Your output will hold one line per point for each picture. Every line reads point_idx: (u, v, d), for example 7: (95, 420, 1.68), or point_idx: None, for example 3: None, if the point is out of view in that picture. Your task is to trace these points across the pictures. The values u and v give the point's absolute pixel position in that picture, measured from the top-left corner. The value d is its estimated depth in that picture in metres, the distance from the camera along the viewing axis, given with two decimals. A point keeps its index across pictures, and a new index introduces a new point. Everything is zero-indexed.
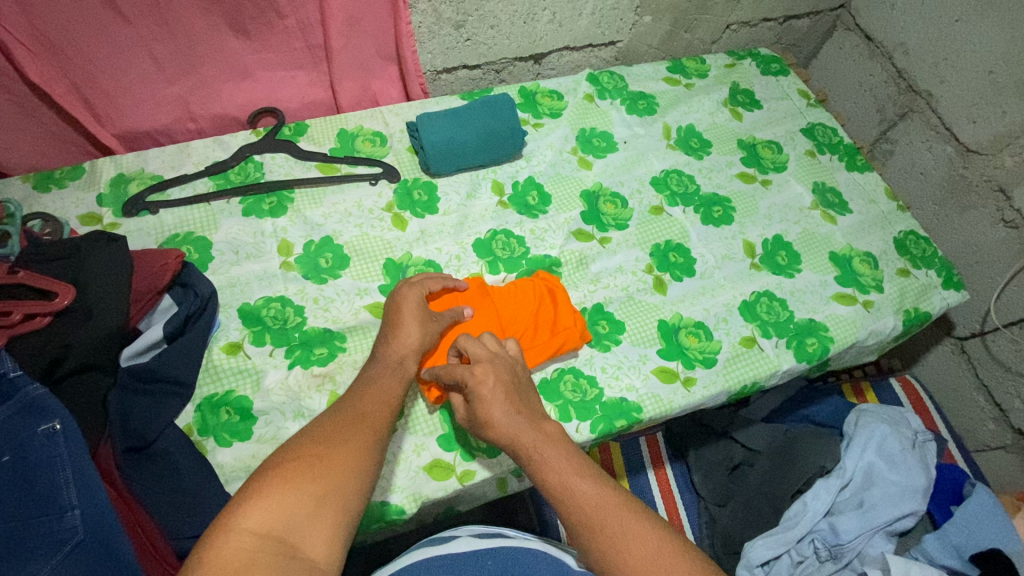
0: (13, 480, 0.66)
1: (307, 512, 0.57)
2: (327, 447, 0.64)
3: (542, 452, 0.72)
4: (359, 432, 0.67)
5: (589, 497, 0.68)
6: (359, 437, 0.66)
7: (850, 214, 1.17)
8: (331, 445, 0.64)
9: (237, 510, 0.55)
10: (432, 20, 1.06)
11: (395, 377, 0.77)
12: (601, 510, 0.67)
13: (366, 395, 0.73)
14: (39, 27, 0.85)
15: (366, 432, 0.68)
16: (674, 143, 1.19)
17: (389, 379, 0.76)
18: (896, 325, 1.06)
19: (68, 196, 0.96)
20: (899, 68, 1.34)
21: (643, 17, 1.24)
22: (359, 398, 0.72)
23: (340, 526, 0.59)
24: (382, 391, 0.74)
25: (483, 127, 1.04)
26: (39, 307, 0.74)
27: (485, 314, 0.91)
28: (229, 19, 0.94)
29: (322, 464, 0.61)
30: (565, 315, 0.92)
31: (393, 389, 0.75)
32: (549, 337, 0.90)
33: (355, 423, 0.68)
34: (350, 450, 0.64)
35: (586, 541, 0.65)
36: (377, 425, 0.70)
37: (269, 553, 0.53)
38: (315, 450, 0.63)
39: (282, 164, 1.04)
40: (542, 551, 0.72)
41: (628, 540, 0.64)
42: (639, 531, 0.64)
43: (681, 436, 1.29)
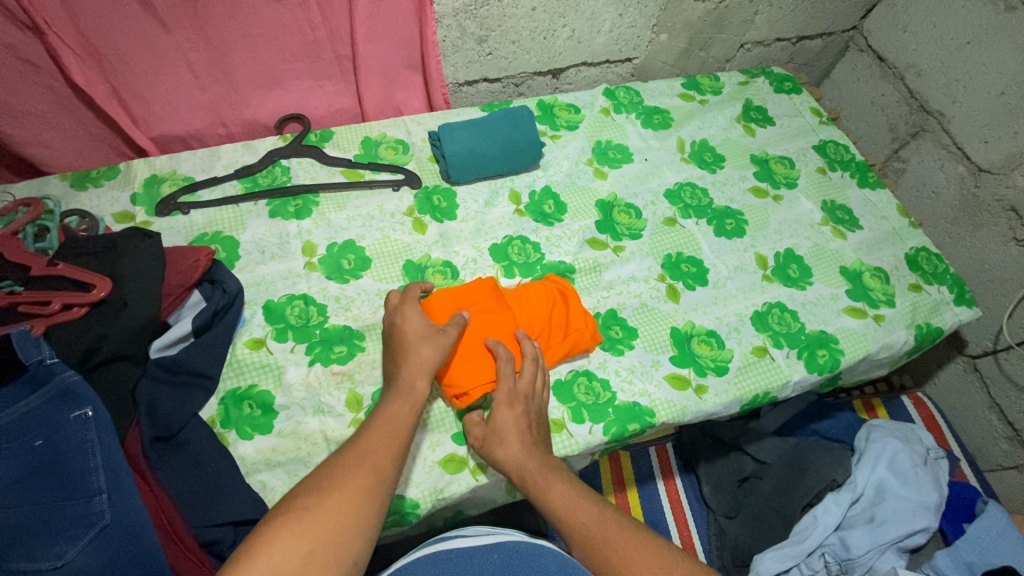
0: (46, 464, 0.69)
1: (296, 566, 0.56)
2: (318, 496, 0.63)
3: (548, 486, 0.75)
4: (357, 472, 0.66)
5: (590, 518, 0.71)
6: (356, 480, 0.65)
7: (862, 230, 1.18)
8: (323, 494, 0.63)
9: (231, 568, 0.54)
10: (456, 35, 1.10)
11: (410, 407, 0.77)
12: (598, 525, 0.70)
13: (372, 430, 0.72)
14: (87, 36, 0.90)
15: (366, 475, 0.66)
16: (689, 156, 1.22)
17: (401, 410, 0.76)
18: (908, 340, 1.07)
19: (104, 194, 1.00)
20: (911, 89, 1.36)
21: (660, 35, 1.27)
22: (363, 432, 0.72)
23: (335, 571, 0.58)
24: (386, 419, 0.74)
25: (504, 138, 1.07)
26: (77, 297, 0.78)
27: (499, 313, 0.91)
28: (263, 31, 0.99)
29: (310, 517, 0.60)
30: (577, 316, 0.94)
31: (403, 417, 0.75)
32: (561, 340, 0.92)
33: (353, 462, 0.67)
34: (347, 495, 0.63)
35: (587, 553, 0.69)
36: (382, 465, 0.68)
37: None
38: (306, 501, 0.62)
39: (308, 169, 1.08)
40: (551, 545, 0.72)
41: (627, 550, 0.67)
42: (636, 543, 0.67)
43: (690, 447, 1.30)
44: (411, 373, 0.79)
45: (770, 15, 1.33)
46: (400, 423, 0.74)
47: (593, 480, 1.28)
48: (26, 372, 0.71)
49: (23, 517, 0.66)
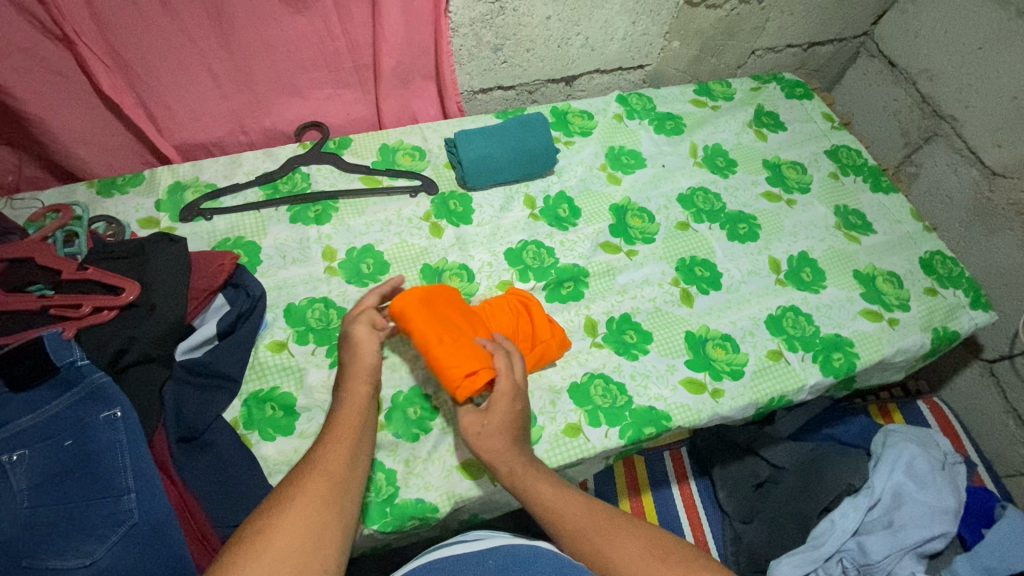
0: (77, 463, 0.71)
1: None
2: (275, 514, 0.61)
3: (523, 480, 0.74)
4: (312, 485, 0.65)
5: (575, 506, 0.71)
6: (313, 492, 0.64)
7: (875, 234, 1.19)
8: (279, 510, 0.62)
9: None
10: (472, 43, 1.12)
11: (362, 414, 0.76)
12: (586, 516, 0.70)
13: (324, 447, 0.71)
14: (115, 48, 0.93)
15: (323, 485, 0.65)
16: (701, 160, 1.23)
17: (351, 418, 0.75)
18: (924, 343, 1.07)
19: (129, 201, 1.02)
20: (923, 94, 1.36)
21: (672, 42, 1.29)
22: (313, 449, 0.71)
23: None
24: (341, 434, 0.73)
25: (518, 144, 1.09)
26: (107, 301, 0.80)
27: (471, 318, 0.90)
28: (285, 42, 1.01)
29: (268, 536, 0.59)
30: (544, 327, 0.92)
31: (355, 423, 0.75)
32: (529, 350, 0.91)
33: (305, 476, 0.66)
34: (305, 507, 0.62)
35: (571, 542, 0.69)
36: (337, 474, 0.68)
37: None
38: (263, 521, 0.61)
39: (327, 175, 1.10)
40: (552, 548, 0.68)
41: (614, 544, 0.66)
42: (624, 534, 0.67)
43: (706, 451, 1.28)
44: (359, 386, 0.79)
45: (781, 21, 1.34)
46: (352, 429, 0.74)
47: (608, 484, 1.28)
48: (59, 374, 0.74)
49: (54, 514, 0.68)
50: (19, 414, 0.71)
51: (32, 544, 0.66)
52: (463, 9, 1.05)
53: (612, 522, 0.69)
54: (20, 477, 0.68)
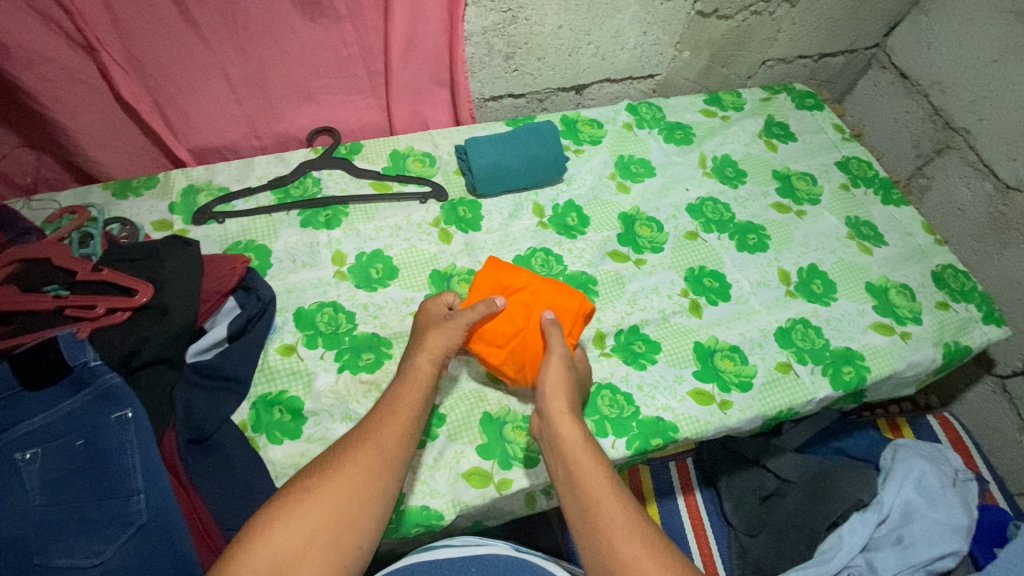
0: (87, 462, 0.73)
1: (292, 553, 0.62)
2: (320, 481, 0.68)
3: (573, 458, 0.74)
4: (360, 457, 0.70)
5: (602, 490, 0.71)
6: (362, 464, 0.69)
7: (886, 247, 1.18)
8: (324, 480, 0.68)
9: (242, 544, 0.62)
10: (484, 52, 1.13)
11: (422, 393, 0.78)
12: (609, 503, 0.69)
13: (386, 413, 0.75)
14: (134, 52, 0.94)
15: (369, 462, 0.70)
16: (710, 170, 1.23)
17: (413, 395, 0.77)
18: (935, 357, 1.06)
19: (143, 203, 1.04)
20: (935, 106, 1.36)
21: (682, 52, 1.29)
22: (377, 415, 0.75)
23: (336, 550, 0.64)
24: (402, 404, 0.76)
25: (528, 152, 1.09)
26: (121, 302, 0.81)
27: None
28: (299, 48, 1.02)
29: (309, 504, 0.65)
30: None
31: (413, 405, 0.76)
32: None
33: (359, 445, 0.71)
34: (348, 482, 0.68)
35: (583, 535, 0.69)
36: (386, 451, 0.71)
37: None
38: (310, 486, 0.67)
39: (338, 180, 1.11)
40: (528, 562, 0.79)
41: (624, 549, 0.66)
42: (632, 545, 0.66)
43: (711, 463, 1.29)
44: (422, 362, 0.81)
45: (792, 32, 1.34)
46: (410, 409, 0.76)
47: None
48: (71, 374, 0.75)
49: (65, 513, 0.70)
50: (31, 414, 0.73)
51: (42, 542, 0.68)
52: (476, 18, 1.06)
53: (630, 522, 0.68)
54: (32, 476, 0.70)
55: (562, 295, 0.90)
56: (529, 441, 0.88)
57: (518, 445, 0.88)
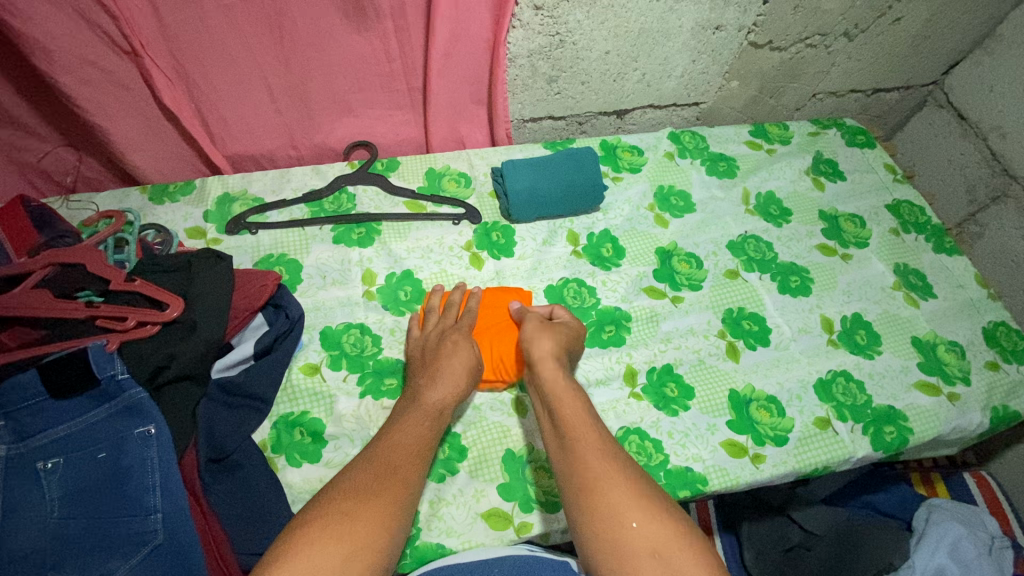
0: (107, 476, 0.72)
1: None
2: (357, 502, 0.67)
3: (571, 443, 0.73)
4: (389, 484, 0.69)
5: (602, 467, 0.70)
6: (388, 491, 0.69)
7: (935, 299, 1.12)
8: (361, 501, 0.67)
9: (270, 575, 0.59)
10: (528, 74, 1.10)
11: (430, 419, 0.78)
12: (608, 476, 0.69)
13: (399, 437, 0.75)
14: (179, 61, 0.94)
15: (394, 488, 0.69)
16: (754, 208, 1.18)
17: (419, 420, 0.78)
18: (983, 422, 1.01)
19: (179, 209, 1.04)
20: (994, 151, 1.29)
21: (730, 82, 1.25)
22: (392, 439, 0.75)
23: None
24: (415, 432, 0.76)
25: (567, 180, 1.07)
26: (152, 316, 0.80)
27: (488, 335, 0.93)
28: (342, 63, 1.01)
29: (342, 527, 0.64)
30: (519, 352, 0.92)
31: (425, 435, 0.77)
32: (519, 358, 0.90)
33: (383, 470, 0.71)
34: (376, 509, 0.67)
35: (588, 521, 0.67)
36: (402, 472, 0.71)
37: None
38: (346, 507, 0.66)
39: (372, 197, 1.09)
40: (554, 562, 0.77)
41: (631, 512, 0.66)
42: (637, 510, 0.66)
43: (734, 507, 1.24)
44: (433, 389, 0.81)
45: (847, 66, 1.29)
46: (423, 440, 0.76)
47: None
48: (99, 385, 0.74)
49: (83, 527, 0.70)
50: (56, 422, 0.73)
51: (59, 556, 0.68)
52: (523, 40, 1.03)
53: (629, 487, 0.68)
54: (53, 486, 0.70)
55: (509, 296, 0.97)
56: (551, 484, 0.85)
57: (541, 487, 0.85)
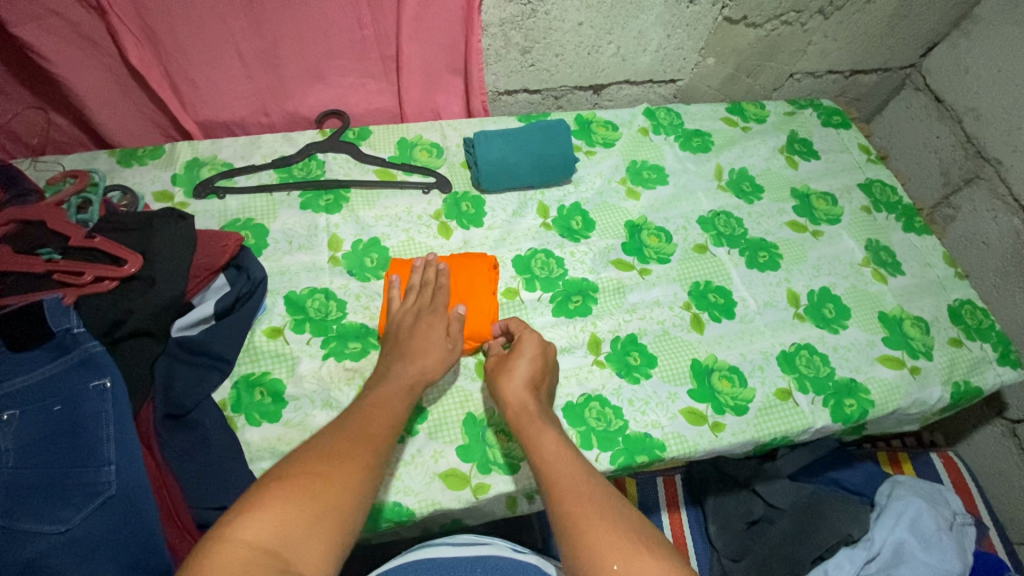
0: (61, 428, 0.72)
1: (299, 535, 0.58)
2: (334, 461, 0.65)
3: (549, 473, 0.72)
4: (366, 447, 0.68)
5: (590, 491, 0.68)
6: (365, 455, 0.68)
7: (902, 276, 1.13)
8: (337, 458, 0.66)
9: (232, 522, 0.57)
10: (501, 44, 1.10)
11: (403, 394, 0.78)
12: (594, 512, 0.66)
13: (382, 406, 0.75)
14: (146, 19, 0.93)
15: (373, 451, 0.69)
16: (725, 184, 1.19)
17: (394, 392, 0.78)
18: (943, 397, 1.02)
19: (147, 172, 1.04)
20: (968, 133, 1.30)
21: (706, 58, 1.25)
22: (370, 408, 0.74)
23: (336, 540, 0.60)
24: (395, 402, 0.76)
25: (536, 152, 1.07)
26: (109, 271, 0.80)
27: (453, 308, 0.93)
28: (312, 28, 1.00)
29: (320, 483, 0.62)
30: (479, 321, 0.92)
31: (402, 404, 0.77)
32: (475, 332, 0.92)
33: (363, 434, 0.70)
34: (352, 470, 0.65)
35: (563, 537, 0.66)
36: (377, 438, 0.70)
37: (262, 565, 0.54)
38: (320, 466, 0.64)
39: (342, 165, 1.09)
40: (534, 565, 0.78)
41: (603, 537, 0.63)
42: (617, 543, 0.63)
43: (700, 482, 1.25)
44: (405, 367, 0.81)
45: (824, 46, 1.29)
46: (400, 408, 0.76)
47: None
48: (53, 339, 0.75)
49: (35, 477, 0.69)
50: (11, 375, 0.73)
51: (10, 504, 0.67)
52: (495, 8, 1.03)
53: (612, 516, 0.65)
54: (7, 438, 0.70)
55: (471, 267, 0.97)
56: (510, 446, 0.86)
57: (499, 450, 0.86)
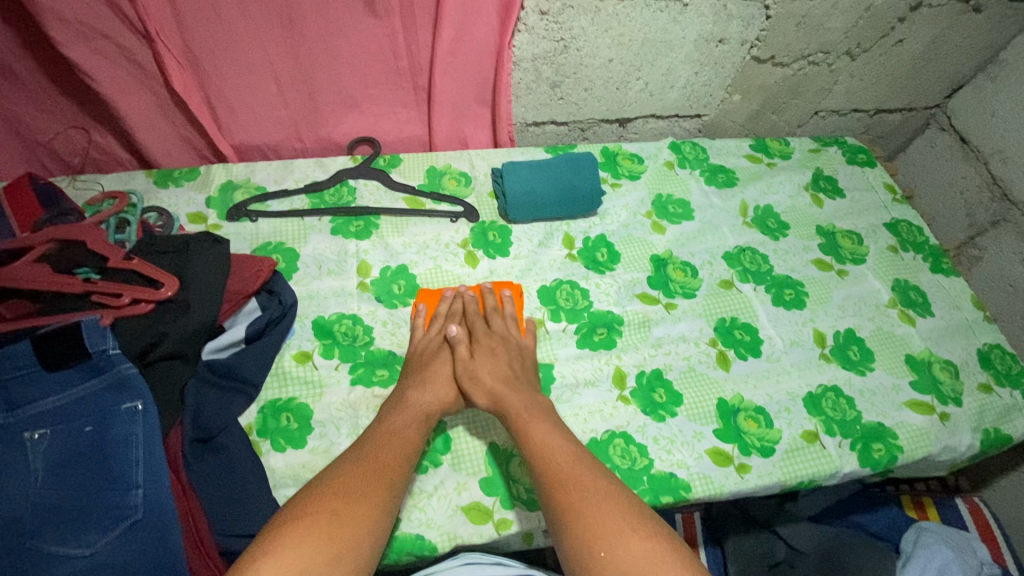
0: (92, 449, 0.72)
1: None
2: (344, 501, 0.66)
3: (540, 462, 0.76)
4: (377, 484, 0.70)
5: (575, 478, 0.73)
6: (376, 493, 0.69)
7: (930, 318, 1.12)
8: (348, 498, 0.67)
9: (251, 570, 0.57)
10: (532, 78, 1.12)
11: (418, 421, 0.80)
12: (584, 498, 0.70)
13: (392, 436, 0.77)
14: (191, 48, 0.96)
15: (384, 486, 0.70)
16: (751, 221, 1.19)
17: (407, 420, 0.79)
18: (973, 444, 1.00)
19: (182, 194, 1.06)
20: (995, 175, 1.29)
21: (733, 95, 1.26)
22: (378, 443, 0.75)
23: None
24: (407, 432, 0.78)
25: (563, 184, 1.07)
26: (146, 294, 0.81)
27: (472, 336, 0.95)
28: (350, 59, 1.03)
29: (334, 524, 0.63)
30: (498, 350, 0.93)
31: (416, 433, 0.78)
32: None
33: (375, 470, 0.71)
34: (363, 508, 0.66)
35: (556, 521, 0.70)
36: (377, 465, 0.72)
37: None
38: (333, 506, 0.66)
39: (373, 191, 1.11)
40: None
41: (605, 541, 0.65)
42: (607, 527, 0.67)
43: (720, 521, 1.22)
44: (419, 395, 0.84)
45: (849, 85, 1.30)
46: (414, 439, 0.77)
47: None
48: (89, 359, 0.75)
49: (64, 499, 0.70)
50: (46, 394, 0.73)
51: (39, 525, 0.67)
52: (528, 44, 1.05)
53: (603, 502, 0.69)
54: (38, 457, 0.70)
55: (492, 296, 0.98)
56: (534, 481, 0.85)
57: (523, 485, 0.85)
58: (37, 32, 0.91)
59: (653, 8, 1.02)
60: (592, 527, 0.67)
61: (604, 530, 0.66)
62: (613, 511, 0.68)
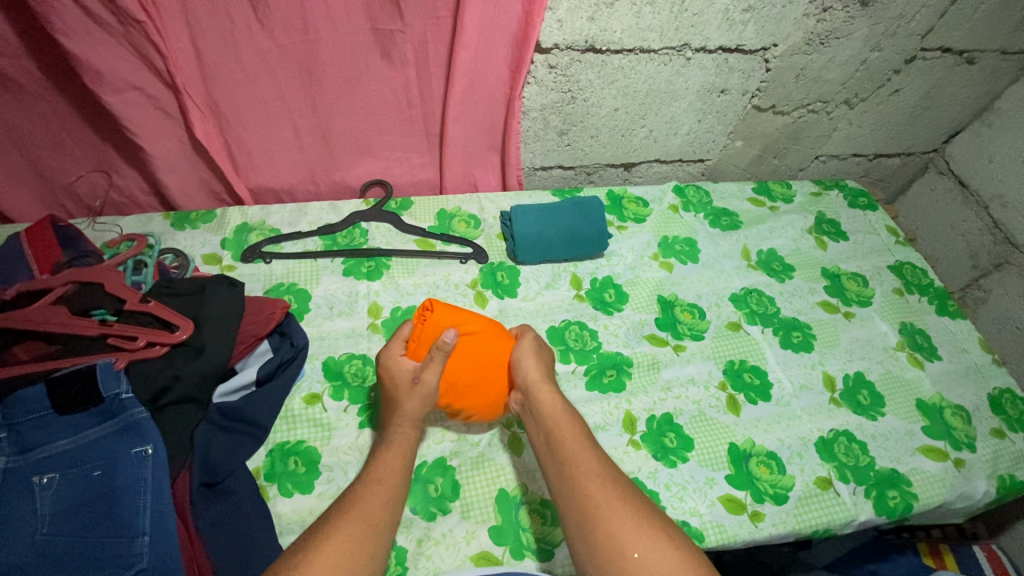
0: (100, 495, 0.72)
1: None
2: (307, 552, 0.62)
3: (566, 458, 0.73)
4: (350, 526, 0.65)
5: (594, 477, 0.70)
6: (346, 534, 0.64)
7: (938, 361, 1.12)
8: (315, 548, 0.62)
9: None
10: (540, 126, 1.15)
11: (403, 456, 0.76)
12: (608, 502, 0.67)
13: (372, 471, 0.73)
14: (214, 98, 0.99)
15: (358, 526, 0.65)
16: (756, 263, 1.20)
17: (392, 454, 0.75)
18: (989, 492, 0.98)
19: (198, 236, 1.09)
20: (995, 219, 1.31)
21: (734, 141, 1.30)
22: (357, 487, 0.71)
23: None
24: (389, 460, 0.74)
25: (571, 227, 1.09)
26: (161, 337, 0.82)
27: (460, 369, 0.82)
28: (366, 108, 1.06)
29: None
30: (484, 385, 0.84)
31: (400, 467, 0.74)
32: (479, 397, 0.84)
33: (349, 514, 0.67)
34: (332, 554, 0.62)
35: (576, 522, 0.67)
36: (372, 518, 0.67)
37: None
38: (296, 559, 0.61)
39: (385, 233, 1.14)
40: None
41: (632, 541, 0.63)
42: (637, 538, 0.63)
43: (732, 568, 1.17)
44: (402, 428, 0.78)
45: (848, 131, 1.34)
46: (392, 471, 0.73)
47: None
48: (101, 404, 0.75)
49: (70, 546, 0.68)
50: (56, 438, 0.73)
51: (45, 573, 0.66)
52: (536, 95, 1.09)
53: (623, 505, 0.67)
54: (45, 503, 0.70)
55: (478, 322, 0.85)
56: (545, 530, 0.84)
57: (533, 534, 0.83)
58: (71, 81, 0.95)
59: (657, 61, 1.06)
60: (613, 528, 0.64)
61: (628, 530, 0.64)
62: (634, 513, 0.66)
